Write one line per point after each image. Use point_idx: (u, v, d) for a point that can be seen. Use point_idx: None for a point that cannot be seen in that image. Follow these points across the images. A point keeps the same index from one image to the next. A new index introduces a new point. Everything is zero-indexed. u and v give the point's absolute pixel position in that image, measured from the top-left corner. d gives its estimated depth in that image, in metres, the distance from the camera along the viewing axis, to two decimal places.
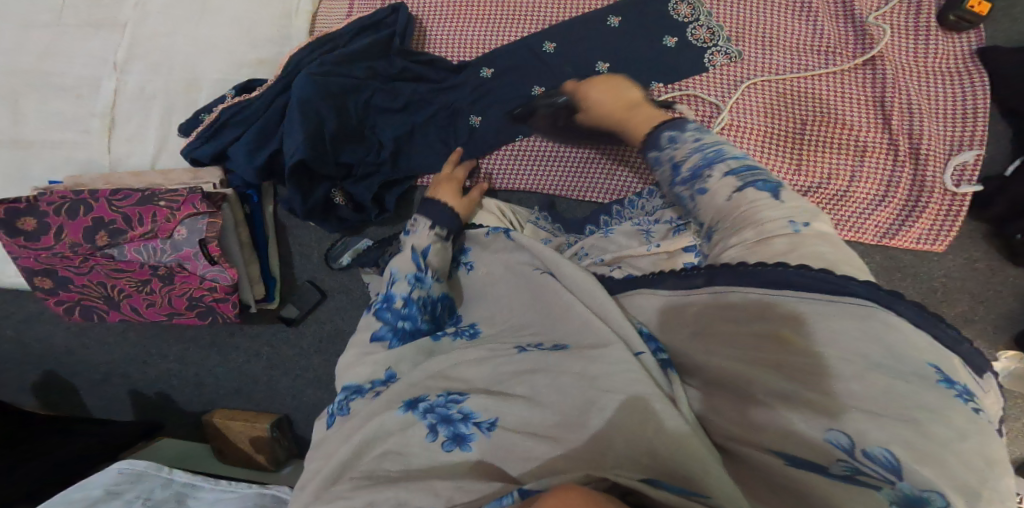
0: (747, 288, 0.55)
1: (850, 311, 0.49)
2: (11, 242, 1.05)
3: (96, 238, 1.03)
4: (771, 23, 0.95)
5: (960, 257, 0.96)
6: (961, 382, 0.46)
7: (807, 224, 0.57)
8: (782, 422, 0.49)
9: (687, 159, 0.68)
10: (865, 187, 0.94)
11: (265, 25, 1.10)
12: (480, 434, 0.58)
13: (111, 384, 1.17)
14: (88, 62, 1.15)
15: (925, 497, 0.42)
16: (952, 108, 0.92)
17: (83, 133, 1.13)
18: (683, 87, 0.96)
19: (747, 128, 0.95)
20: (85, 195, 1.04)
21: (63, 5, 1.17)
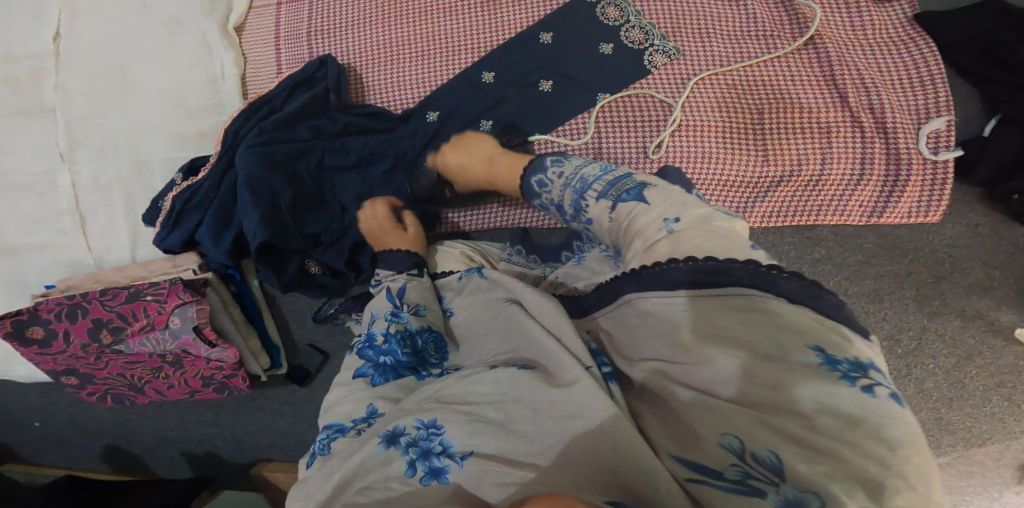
0: (654, 294, 0.57)
1: (732, 304, 0.52)
2: (23, 349, 1.05)
3: (101, 336, 1.04)
4: (700, 16, 0.89)
5: (960, 223, 0.92)
6: (848, 360, 0.48)
7: (678, 218, 0.58)
8: (686, 427, 0.51)
9: (563, 197, 0.70)
10: (840, 169, 0.88)
11: (195, 92, 1.02)
12: (456, 466, 0.56)
13: (163, 451, 1.26)
14: (37, 154, 1.05)
15: (804, 498, 0.44)
16: (909, 74, 0.86)
17: (60, 233, 1.07)
18: (631, 95, 0.89)
19: (704, 127, 0.88)
20: (78, 297, 1.03)
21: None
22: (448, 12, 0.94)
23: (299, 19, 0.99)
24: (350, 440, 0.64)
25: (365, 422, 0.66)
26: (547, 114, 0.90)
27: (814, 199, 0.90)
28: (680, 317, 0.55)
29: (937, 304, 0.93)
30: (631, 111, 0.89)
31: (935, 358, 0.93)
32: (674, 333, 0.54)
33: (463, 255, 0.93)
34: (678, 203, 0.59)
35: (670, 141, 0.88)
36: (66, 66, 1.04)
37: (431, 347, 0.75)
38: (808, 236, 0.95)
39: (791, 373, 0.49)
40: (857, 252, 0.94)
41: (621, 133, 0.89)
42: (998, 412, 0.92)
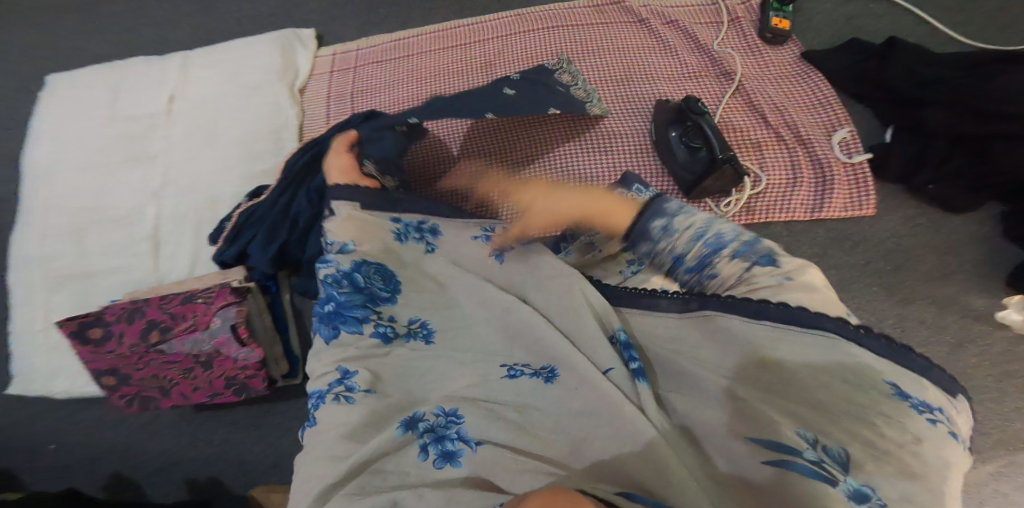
0: (735, 316, 0.63)
1: (817, 340, 0.58)
2: (79, 348, 1.20)
3: (150, 335, 1.19)
4: (644, 65, 1.17)
5: (898, 216, 1.10)
6: (920, 397, 0.55)
7: (790, 277, 0.64)
8: (762, 421, 0.58)
9: (687, 249, 0.72)
10: (777, 176, 1.12)
11: (265, 141, 1.29)
12: (470, 450, 0.69)
13: (163, 479, 1.30)
14: (134, 192, 1.30)
15: (870, 489, 0.51)
16: (811, 99, 1.15)
17: (134, 257, 1.27)
18: (597, 124, 1.15)
19: (661, 144, 1.13)
20: (141, 301, 1.21)
21: (108, 147, 1.32)
22: None
23: (344, 83, 1.32)
24: (333, 407, 0.73)
25: (342, 385, 0.74)
26: (536, 139, 1.15)
27: (761, 199, 1.13)
28: (749, 335, 0.62)
29: (901, 289, 1.06)
30: (599, 137, 1.14)
31: (924, 346, 1.02)
32: (757, 347, 0.61)
33: None
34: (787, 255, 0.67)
35: (627, 158, 1.14)
36: (173, 124, 1.32)
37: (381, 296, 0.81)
38: (764, 233, 1.14)
39: (867, 399, 0.55)
40: (812, 245, 1.12)
41: (594, 154, 1.14)
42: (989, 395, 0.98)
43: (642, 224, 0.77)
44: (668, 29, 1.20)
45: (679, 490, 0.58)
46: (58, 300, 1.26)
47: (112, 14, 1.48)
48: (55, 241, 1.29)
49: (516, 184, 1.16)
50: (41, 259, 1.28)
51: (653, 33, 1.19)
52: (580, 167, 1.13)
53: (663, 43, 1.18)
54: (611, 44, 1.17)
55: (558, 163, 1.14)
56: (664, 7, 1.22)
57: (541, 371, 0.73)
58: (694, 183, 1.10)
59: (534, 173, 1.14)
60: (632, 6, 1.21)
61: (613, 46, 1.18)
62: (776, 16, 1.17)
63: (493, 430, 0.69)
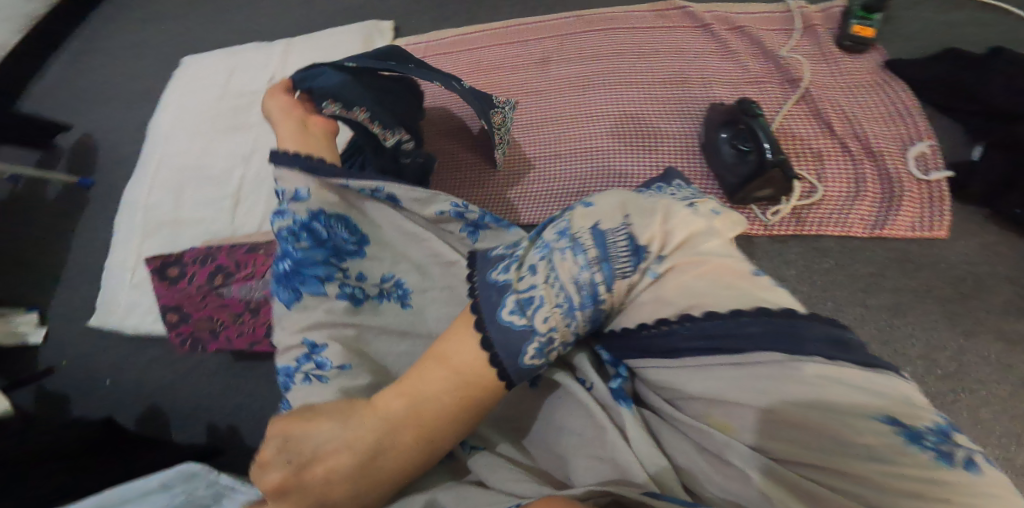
0: (667, 364, 0.66)
1: (772, 376, 0.60)
2: (156, 284, 1.31)
3: (215, 279, 1.29)
4: (701, 68, 1.16)
5: (973, 241, 1.00)
6: (924, 430, 0.56)
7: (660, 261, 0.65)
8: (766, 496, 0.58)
9: (568, 332, 0.62)
10: (837, 188, 1.05)
11: None
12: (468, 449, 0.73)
13: (191, 421, 1.36)
14: (228, 156, 1.45)
15: None
16: (888, 111, 1.07)
17: (218, 211, 1.41)
18: (648, 122, 1.15)
19: (710, 146, 1.09)
20: (214, 248, 1.32)
21: (216, 117, 1.49)
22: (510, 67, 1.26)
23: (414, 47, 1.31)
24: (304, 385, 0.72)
25: (311, 362, 0.73)
26: (583, 132, 1.16)
27: (817, 210, 1.05)
28: (706, 389, 0.63)
29: (969, 321, 0.95)
30: (647, 135, 1.14)
31: (986, 384, 0.90)
32: (717, 406, 0.63)
33: None
34: (652, 224, 0.65)
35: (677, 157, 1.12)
36: None
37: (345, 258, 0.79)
38: (814, 247, 1.05)
39: (879, 439, 0.55)
40: (867, 264, 1.02)
41: (640, 149, 1.13)
42: None
43: (492, 330, 0.60)
44: (733, 35, 1.18)
45: None
46: (150, 243, 1.42)
47: (242, 9, 1.70)
48: (159, 191, 1.46)
49: (555, 175, 1.14)
50: (145, 206, 1.46)
51: (716, 38, 1.18)
52: (623, 160, 1.13)
53: (725, 48, 1.17)
54: (670, 47, 1.19)
55: (599, 155, 1.14)
56: (734, 13, 1.20)
57: None
58: (738, 187, 1.05)
59: (571, 165, 1.14)
60: (696, 12, 1.21)
61: (671, 49, 1.19)
62: (859, 24, 1.12)
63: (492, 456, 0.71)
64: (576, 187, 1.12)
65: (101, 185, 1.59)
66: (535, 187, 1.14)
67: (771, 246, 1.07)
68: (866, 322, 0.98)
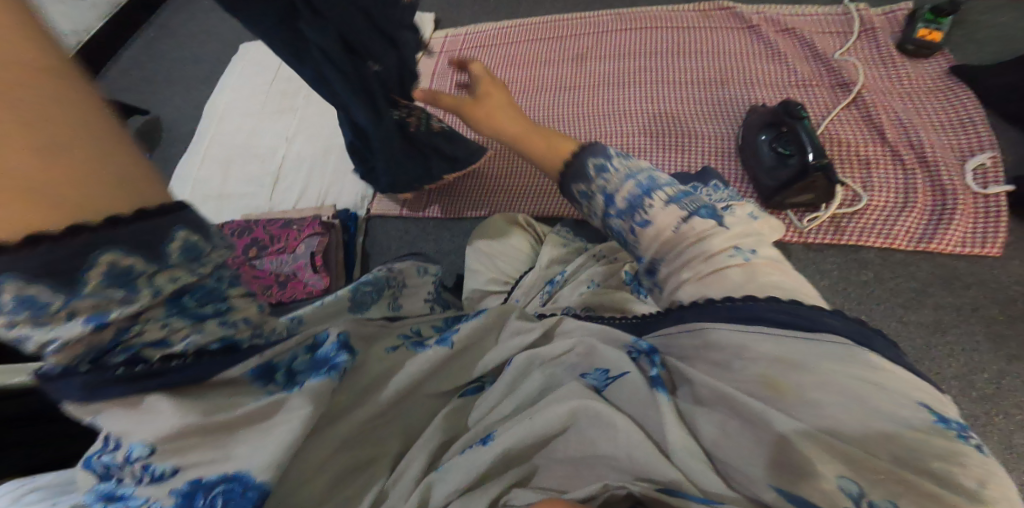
0: (722, 325, 0.52)
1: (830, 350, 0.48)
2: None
3: (249, 250, 1.29)
4: (745, 70, 1.14)
5: None
6: (954, 419, 0.46)
7: (755, 250, 0.57)
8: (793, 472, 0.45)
9: (620, 192, 0.62)
10: (883, 197, 1.00)
11: None
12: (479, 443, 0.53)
13: None
14: (273, 135, 1.46)
15: None
16: (946, 120, 1.02)
17: (258, 188, 1.42)
18: (687, 121, 1.13)
19: (747, 148, 1.06)
20: (252, 221, 1.32)
21: (265, 98, 1.53)
22: (549, 61, 1.26)
23: (458, 40, 1.34)
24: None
25: None
26: (617, 128, 1.15)
27: (859, 219, 1.00)
28: (775, 350, 0.49)
29: (1014, 344, 0.90)
30: (684, 134, 1.12)
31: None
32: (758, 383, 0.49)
33: (521, 220, 1.11)
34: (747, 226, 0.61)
35: (711, 157, 1.10)
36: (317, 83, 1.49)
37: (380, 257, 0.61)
38: (853, 258, 1.00)
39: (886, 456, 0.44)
40: (910, 279, 0.96)
41: (676, 147, 1.11)
42: None
43: (580, 160, 0.66)
44: (783, 37, 1.15)
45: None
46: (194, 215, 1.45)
47: None
48: (208, 166, 1.50)
49: None
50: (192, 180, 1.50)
51: (763, 39, 1.15)
52: (657, 158, 1.11)
53: (772, 50, 1.14)
54: (714, 47, 1.17)
55: (633, 151, 1.13)
56: (786, 15, 1.17)
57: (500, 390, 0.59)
58: (775, 190, 1.00)
59: None
60: (743, 13, 1.18)
61: (713, 49, 1.17)
62: (925, 28, 1.06)
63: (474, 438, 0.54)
64: None
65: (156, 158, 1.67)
66: None
67: (806, 253, 1.02)
68: (903, 339, 0.93)
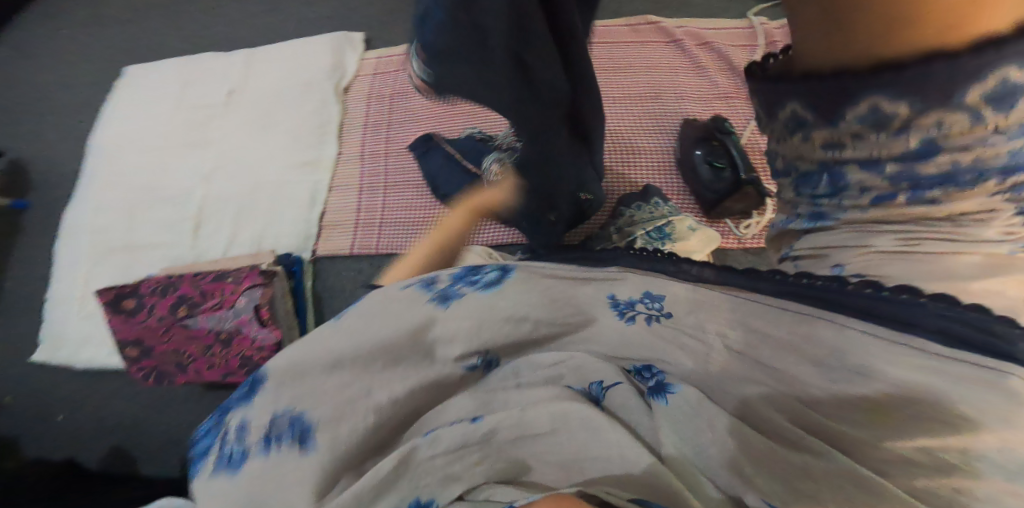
0: (880, 325, 0.50)
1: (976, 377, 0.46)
2: (111, 319, 1.19)
3: (178, 310, 1.17)
4: (673, 84, 1.20)
5: None
6: None
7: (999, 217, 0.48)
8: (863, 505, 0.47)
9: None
10: None
11: (308, 133, 1.31)
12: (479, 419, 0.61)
13: (161, 456, 1.29)
14: (185, 176, 1.33)
15: None
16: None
17: (175, 235, 1.28)
18: (624, 137, 1.16)
19: (685, 161, 1.10)
20: (176, 277, 1.20)
21: (168, 134, 1.38)
22: None
23: (392, 60, 1.37)
24: None
25: None
26: None
27: None
28: (915, 376, 0.48)
29: None
30: (623, 150, 1.15)
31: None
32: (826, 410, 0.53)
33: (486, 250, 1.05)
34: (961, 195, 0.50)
35: (650, 172, 1.13)
36: (228, 115, 1.37)
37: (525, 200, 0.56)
38: None
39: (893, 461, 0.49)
40: None
41: (616, 164, 1.14)
42: None
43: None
44: (703, 50, 1.22)
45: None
46: (98, 273, 1.28)
47: (190, 17, 1.60)
48: (107, 215, 1.32)
49: None
50: (90, 232, 1.32)
51: (686, 53, 1.22)
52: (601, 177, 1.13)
53: (696, 63, 1.20)
54: (643, 62, 1.22)
55: None
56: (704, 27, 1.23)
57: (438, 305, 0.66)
58: (714, 202, 1.06)
59: None
60: (667, 27, 1.24)
61: (643, 65, 1.22)
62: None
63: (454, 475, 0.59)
64: None
65: (37, 207, 1.45)
66: None
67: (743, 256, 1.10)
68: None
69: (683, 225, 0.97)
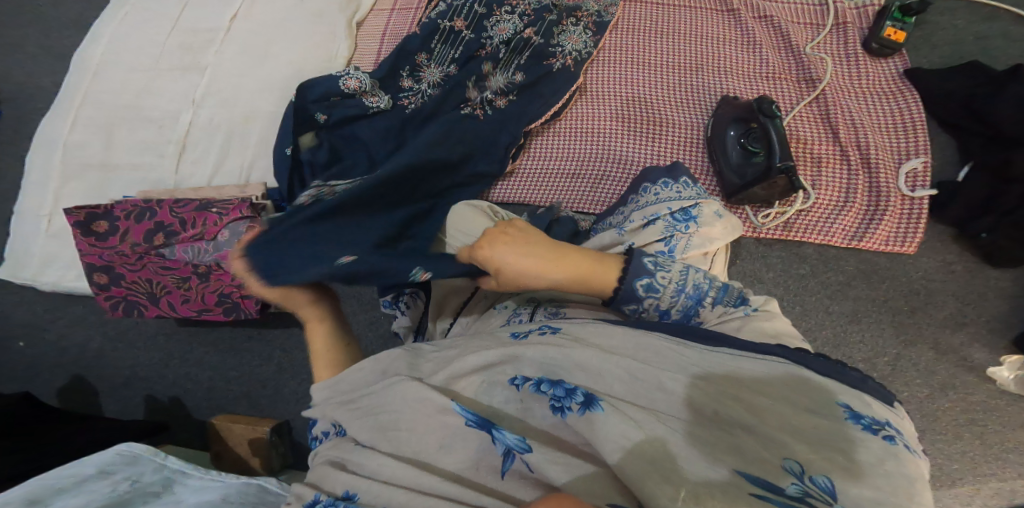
0: (695, 346, 0.64)
1: (785, 379, 0.59)
2: (81, 240, 1.10)
3: (154, 238, 1.08)
4: (718, 57, 1.14)
5: (936, 259, 1.06)
6: (869, 416, 0.56)
7: (754, 307, 0.76)
8: (756, 457, 0.53)
9: (679, 301, 0.77)
10: (827, 196, 1.06)
11: (312, 66, 1.23)
12: (577, 412, 0.57)
13: (124, 392, 1.24)
14: (173, 97, 1.24)
15: (827, 484, 0.51)
16: (898, 123, 1.08)
17: (159, 158, 1.20)
18: (658, 109, 1.12)
19: (715, 140, 1.06)
20: (154, 202, 1.11)
21: (160, 53, 1.27)
22: None
23: None
24: None
25: None
26: (592, 113, 1.13)
27: (803, 217, 1.07)
28: (728, 366, 0.61)
29: (911, 331, 1.04)
30: (655, 121, 1.11)
31: (910, 386, 1.02)
32: (698, 375, 0.60)
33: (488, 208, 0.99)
34: (715, 308, 0.76)
35: (678, 149, 1.10)
36: (228, 39, 1.27)
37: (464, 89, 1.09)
38: (795, 252, 1.09)
39: (813, 454, 0.53)
40: (839, 273, 1.07)
41: (646, 136, 1.11)
42: (972, 449, 0.99)
43: (660, 304, 0.77)
44: (760, 24, 1.16)
45: (697, 474, 0.52)
46: (70, 190, 1.20)
47: None
48: (85, 131, 1.23)
49: (555, 153, 1.14)
50: (66, 146, 1.23)
51: (740, 25, 1.16)
52: (627, 149, 1.10)
53: (749, 37, 1.15)
54: (692, 29, 1.17)
55: (601, 139, 1.12)
56: None
57: (558, 398, 0.59)
58: (739, 187, 1.02)
59: (570, 145, 1.13)
60: None
61: (691, 31, 1.17)
62: (892, 26, 1.08)
63: (379, 486, 0.59)
64: (572, 171, 1.12)
65: (10, 118, 1.36)
66: (528, 165, 1.14)
67: (755, 247, 1.09)
68: (824, 326, 1.06)
69: (710, 209, 0.90)
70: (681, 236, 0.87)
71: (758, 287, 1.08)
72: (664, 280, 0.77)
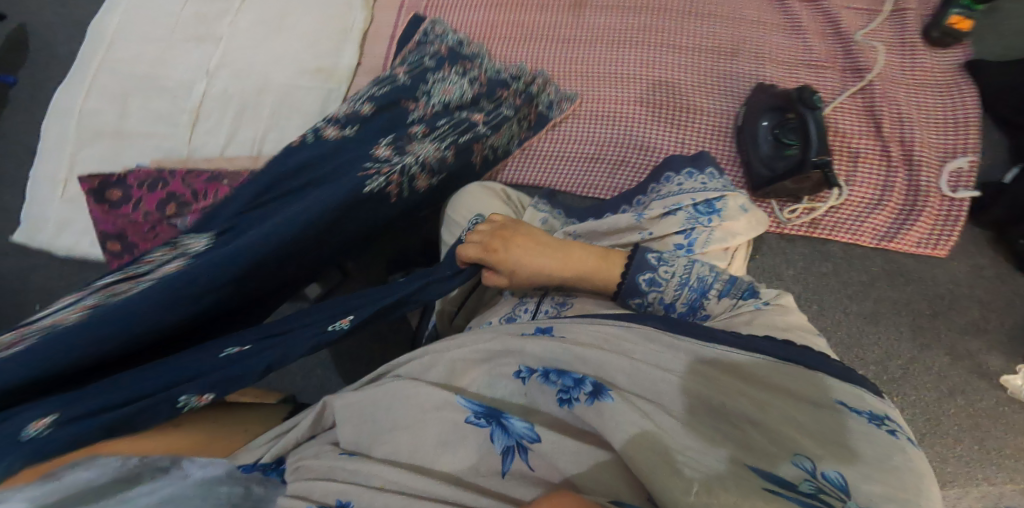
0: (685, 338, 0.60)
1: (783, 373, 0.56)
2: (94, 207, 1.10)
3: (166, 208, 1.07)
4: (757, 42, 1.09)
5: (966, 263, 1.01)
6: (868, 411, 0.54)
7: (766, 302, 0.71)
8: (764, 457, 0.50)
9: (684, 295, 0.73)
10: (861, 192, 1.01)
11: (326, 38, 1.23)
12: (585, 402, 0.55)
13: None
14: (187, 68, 1.21)
15: (838, 481, 0.48)
16: (947, 118, 1.02)
17: (171, 127, 1.18)
18: (688, 95, 1.07)
19: (745, 129, 1.01)
20: (167, 172, 1.10)
21: (176, 22, 1.25)
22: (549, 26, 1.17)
23: None
24: None
25: None
26: (618, 96, 1.09)
27: (834, 214, 1.02)
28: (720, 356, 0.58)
29: (932, 335, 0.99)
30: (684, 107, 1.06)
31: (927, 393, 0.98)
32: (693, 367, 0.57)
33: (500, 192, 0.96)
34: (723, 302, 0.72)
35: (705, 139, 1.05)
36: (243, 10, 1.24)
37: (377, 146, 0.91)
38: (819, 250, 1.04)
39: (820, 449, 0.50)
40: (863, 272, 1.02)
41: (674, 122, 1.06)
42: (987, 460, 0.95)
43: (664, 298, 0.74)
44: (807, 9, 1.10)
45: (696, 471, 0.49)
46: (83, 157, 1.18)
47: None
48: (98, 98, 1.21)
49: (574, 137, 1.09)
50: (81, 112, 1.21)
51: (786, 11, 1.10)
52: (653, 135, 1.06)
53: (794, 23, 1.09)
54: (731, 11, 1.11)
55: (626, 124, 1.07)
56: None
57: (562, 387, 0.58)
58: (767, 180, 0.97)
59: (593, 128, 1.09)
60: None
61: (730, 14, 1.11)
62: (960, 13, 1.01)
63: (374, 493, 0.57)
64: (592, 155, 1.08)
65: (26, 84, 1.35)
66: (547, 145, 1.10)
67: (777, 242, 1.05)
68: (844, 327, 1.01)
69: (734, 202, 0.85)
70: (701, 230, 0.83)
71: (777, 284, 1.04)
72: (669, 274, 0.74)
